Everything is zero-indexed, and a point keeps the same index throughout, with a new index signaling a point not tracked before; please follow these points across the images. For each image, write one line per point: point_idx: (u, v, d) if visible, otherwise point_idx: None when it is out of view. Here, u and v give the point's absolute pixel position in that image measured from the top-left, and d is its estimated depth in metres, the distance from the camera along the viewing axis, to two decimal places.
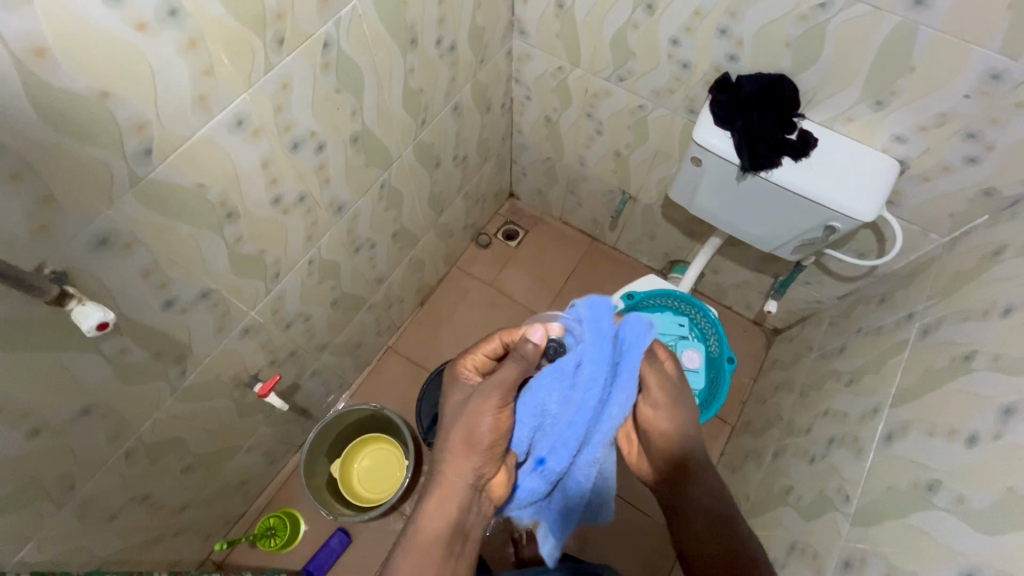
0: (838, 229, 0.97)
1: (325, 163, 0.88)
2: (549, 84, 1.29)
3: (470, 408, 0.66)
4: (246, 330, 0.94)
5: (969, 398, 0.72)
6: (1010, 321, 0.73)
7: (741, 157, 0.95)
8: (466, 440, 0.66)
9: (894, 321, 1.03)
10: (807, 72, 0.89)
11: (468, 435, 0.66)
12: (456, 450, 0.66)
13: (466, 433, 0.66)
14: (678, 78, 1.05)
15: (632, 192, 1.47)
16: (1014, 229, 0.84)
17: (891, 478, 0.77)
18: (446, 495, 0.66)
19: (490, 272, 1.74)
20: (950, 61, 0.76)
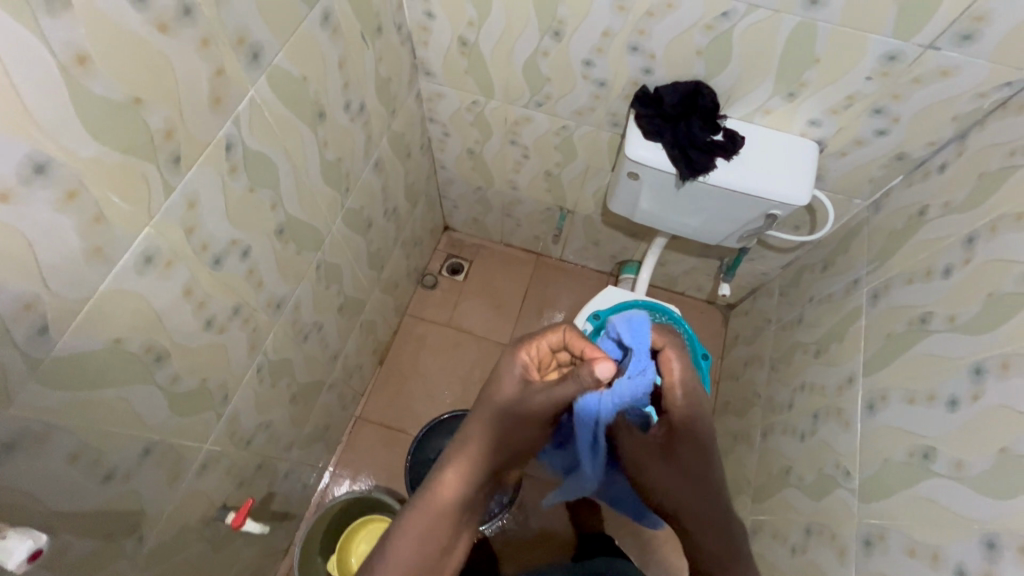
0: (778, 215, 1.00)
1: (253, 266, 0.79)
2: (466, 119, 1.25)
3: (518, 407, 0.68)
4: (204, 465, 0.83)
5: (938, 361, 0.76)
6: (955, 279, 0.78)
7: (677, 166, 0.95)
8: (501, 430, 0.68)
9: (843, 288, 1.08)
10: (721, 75, 0.91)
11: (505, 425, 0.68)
12: (483, 434, 0.68)
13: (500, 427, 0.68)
14: (597, 96, 1.04)
15: (569, 206, 1.46)
16: (932, 187, 0.90)
17: (886, 449, 0.80)
18: (469, 468, 0.67)
19: (444, 311, 1.68)
20: (851, 49, 0.80)
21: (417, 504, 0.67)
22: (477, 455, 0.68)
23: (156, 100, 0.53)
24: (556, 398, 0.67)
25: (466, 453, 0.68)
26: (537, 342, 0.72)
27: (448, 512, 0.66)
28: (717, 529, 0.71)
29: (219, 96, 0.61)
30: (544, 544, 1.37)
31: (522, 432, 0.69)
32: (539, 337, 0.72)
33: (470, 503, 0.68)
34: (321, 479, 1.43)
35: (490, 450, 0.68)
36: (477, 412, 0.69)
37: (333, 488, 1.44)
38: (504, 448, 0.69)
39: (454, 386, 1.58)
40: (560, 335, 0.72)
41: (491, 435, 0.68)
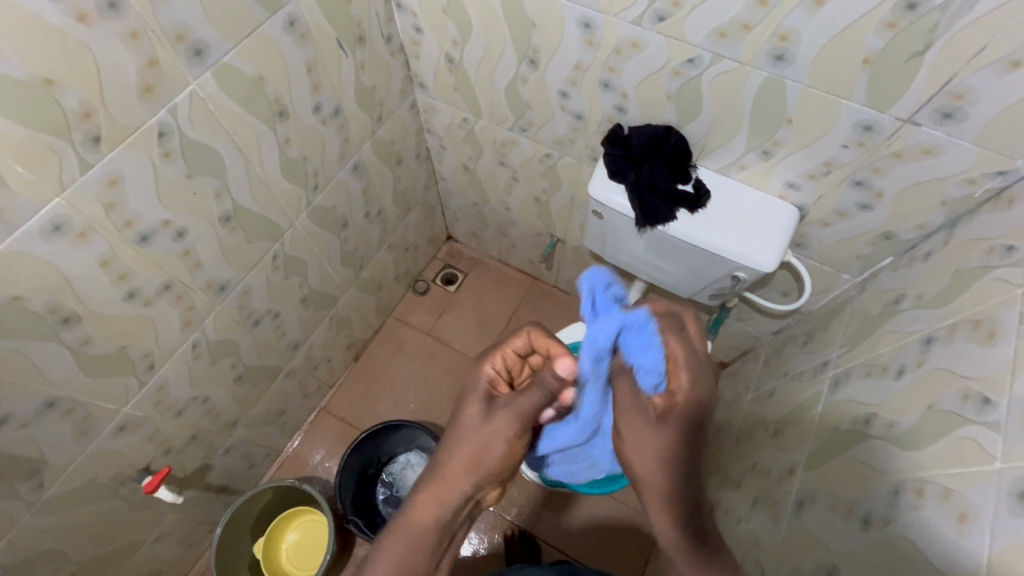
0: (743, 278, 0.94)
1: (191, 248, 0.83)
2: (459, 134, 1.26)
3: (490, 427, 0.66)
4: (120, 428, 0.87)
5: (866, 470, 0.67)
6: (906, 381, 0.68)
7: (635, 213, 0.92)
8: (475, 457, 0.66)
9: (813, 368, 0.98)
10: (692, 124, 0.86)
11: (478, 450, 0.66)
12: (461, 465, 0.66)
13: (474, 451, 0.66)
14: (575, 128, 1.02)
15: (559, 235, 1.43)
16: (913, 276, 0.80)
17: (798, 558, 0.72)
18: (447, 498, 0.67)
19: (428, 319, 1.69)
20: (823, 112, 0.74)
21: (394, 533, 0.66)
22: (455, 482, 0.67)
23: (70, 81, 0.57)
24: (522, 406, 0.66)
25: (443, 482, 0.67)
26: (502, 351, 0.69)
27: (421, 543, 0.65)
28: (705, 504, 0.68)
29: (150, 85, 0.65)
30: (488, 563, 1.33)
31: (497, 456, 0.66)
32: (500, 346, 0.69)
33: (449, 531, 0.68)
34: (275, 460, 1.46)
35: (467, 477, 0.67)
36: (450, 435, 0.68)
37: (285, 472, 1.47)
38: (484, 476, 0.67)
39: (421, 395, 1.58)
40: (526, 339, 0.69)
41: (466, 460, 0.66)
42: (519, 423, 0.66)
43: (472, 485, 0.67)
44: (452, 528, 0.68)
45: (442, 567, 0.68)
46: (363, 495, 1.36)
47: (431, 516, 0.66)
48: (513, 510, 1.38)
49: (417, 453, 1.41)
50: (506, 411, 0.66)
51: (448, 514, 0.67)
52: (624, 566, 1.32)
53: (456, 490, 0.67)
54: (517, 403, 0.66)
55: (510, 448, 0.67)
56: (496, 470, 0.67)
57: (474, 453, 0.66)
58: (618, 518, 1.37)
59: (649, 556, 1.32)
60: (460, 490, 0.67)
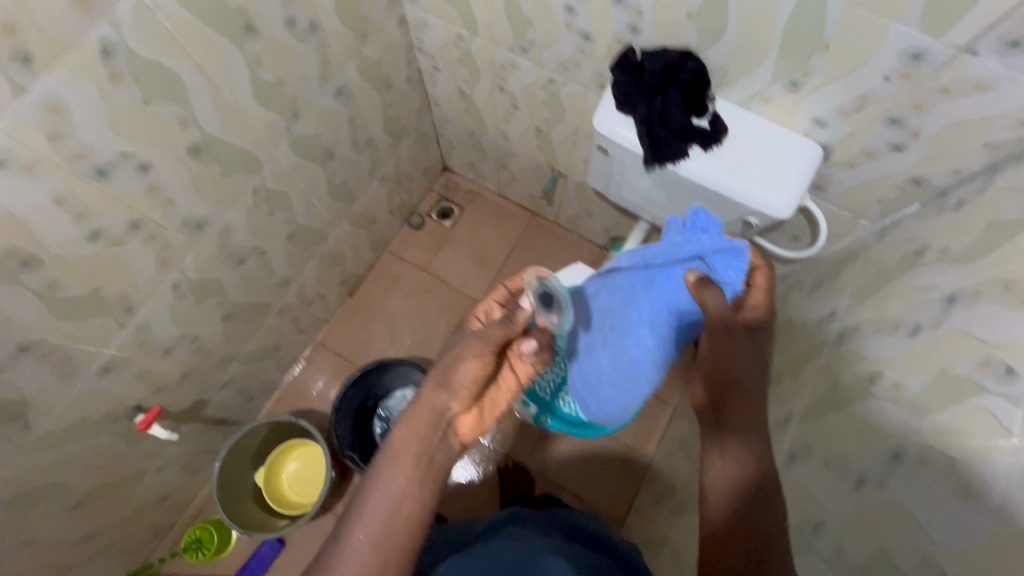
0: (755, 224, 0.88)
1: (158, 183, 0.76)
2: (454, 55, 1.14)
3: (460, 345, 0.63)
4: (105, 368, 0.85)
5: (867, 430, 0.65)
6: (919, 341, 0.65)
7: (643, 149, 0.84)
8: (443, 371, 0.62)
9: (818, 318, 0.95)
10: (715, 48, 0.77)
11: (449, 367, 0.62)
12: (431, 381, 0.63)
13: (445, 371, 0.63)
14: (582, 50, 0.91)
15: (560, 169, 1.34)
16: (939, 226, 0.74)
17: (788, 509, 0.72)
18: (423, 418, 0.63)
19: (424, 255, 1.64)
20: (867, 36, 0.65)
21: (381, 459, 0.62)
22: (428, 401, 0.63)
23: None
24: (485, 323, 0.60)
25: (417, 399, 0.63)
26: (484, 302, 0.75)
27: (396, 454, 0.61)
28: (754, 409, 0.63)
29: None
30: (483, 494, 1.37)
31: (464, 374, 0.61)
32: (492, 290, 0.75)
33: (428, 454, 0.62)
34: (273, 393, 1.48)
35: (436, 395, 0.63)
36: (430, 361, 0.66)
37: (283, 404, 1.49)
38: (455, 393, 0.62)
39: (417, 331, 1.56)
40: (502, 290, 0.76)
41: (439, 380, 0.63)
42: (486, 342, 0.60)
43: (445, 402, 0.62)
44: (429, 446, 0.63)
45: (422, 488, 0.61)
46: (358, 428, 1.37)
47: (406, 429, 0.62)
48: (507, 443, 1.40)
49: (413, 389, 1.40)
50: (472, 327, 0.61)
51: (425, 431, 0.62)
52: (612, 499, 1.36)
53: (429, 406, 0.63)
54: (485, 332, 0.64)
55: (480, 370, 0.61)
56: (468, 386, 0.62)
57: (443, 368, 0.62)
58: (608, 454, 1.39)
59: (638, 489, 1.36)
60: (432, 410, 0.62)
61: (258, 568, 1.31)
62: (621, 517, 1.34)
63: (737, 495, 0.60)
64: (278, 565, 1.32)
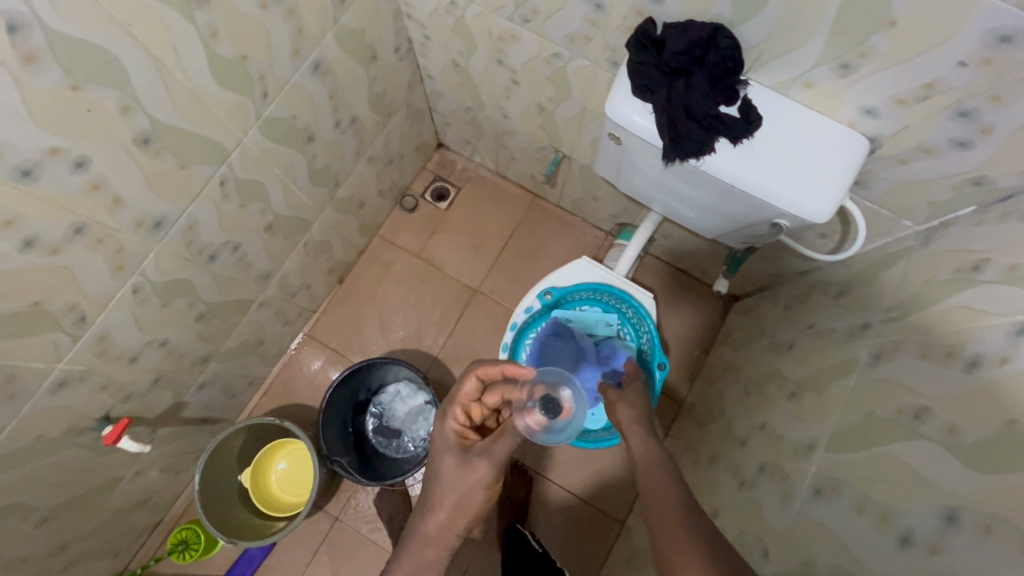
0: (786, 226, 0.78)
1: (102, 181, 0.66)
2: (446, 23, 1.01)
3: (467, 476, 0.66)
4: (59, 384, 0.77)
5: (912, 478, 0.57)
6: (978, 378, 0.56)
7: (663, 141, 0.73)
8: (456, 496, 0.66)
9: (846, 328, 0.85)
10: (753, 21, 0.65)
11: (460, 496, 0.66)
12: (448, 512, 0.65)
13: (456, 497, 0.66)
14: (593, 22, 0.79)
15: (565, 151, 1.22)
16: (1002, 237, 0.64)
17: (811, 552, 0.65)
18: (441, 541, 0.64)
19: (417, 240, 1.53)
20: (946, 14, 0.53)
21: (396, 572, 0.63)
22: (443, 527, 0.65)
23: None
24: (495, 453, 0.66)
25: (429, 526, 0.65)
26: (457, 405, 0.73)
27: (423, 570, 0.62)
28: (636, 410, 0.79)
29: None
30: None
31: (478, 495, 0.66)
32: (468, 375, 0.72)
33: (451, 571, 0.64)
34: (260, 387, 1.41)
35: (451, 523, 0.65)
36: (431, 486, 0.68)
37: (270, 398, 1.42)
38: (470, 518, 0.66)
39: (410, 322, 1.47)
40: (474, 380, 0.73)
41: (451, 507, 0.65)
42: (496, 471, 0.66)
43: (463, 526, 0.66)
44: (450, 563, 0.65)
45: None
46: (349, 425, 1.31)
47: (426, 553, 0.63)
48: None
49: (407, 384, 1.34)
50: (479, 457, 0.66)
51: (445, 551, 0.64)
52: (613, 499, 1.31)
53: (447, 532, 0.65)
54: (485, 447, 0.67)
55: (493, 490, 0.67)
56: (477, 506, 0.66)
57: (456, 497, 0.66)
58: (609, 454, 1.33)
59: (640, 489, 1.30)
60: (450, 537, 0.65)
61: (247, 569, 1.27)
62: (621, 518, 1.30)
63: (650, 462, 0.67)
64: (269, 564, 1.29)
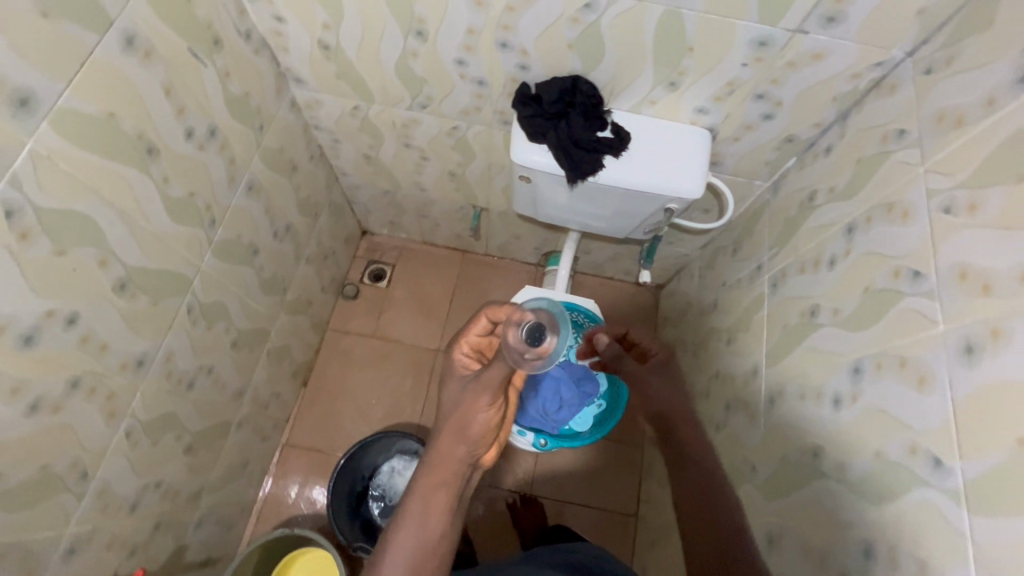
0: (676, 208, 0.97)
1: (91, 332, 0.70)
2: (352, 124, 1.16)
3: (467, 401, 0.71)
4: (70, 550, 0.76)
5: (825, 356, 0.74)
6: (839, 270, 0.76)
7: (563, 169, 0.91)
8: (458, 425, 0.70)
9: (748, 274, 1.05)
10: (600, 67, 0.86)
11: (461, 423, 0.70)
12: (450, 432, 0.70)
13: (459, 422, 0.70)
14: (479, 95, 0.98)
15: (481, 204, 1.38)
16: (820, 171, 0.87)
17: (783, 448, 0.79)
18: (448, 466, 0.69)
19: (369, 321, 1.61)
20: (721, 35, 0.76)
21: (408, 500, 0.66)
22: (449, 453, 0.69)
23: None
24: (488, 379, 0.71)
25: (437, 451, 0.69)
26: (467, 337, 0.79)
27: (435, 489, 0.67)
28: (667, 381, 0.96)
29: None
30: (504, 535, 1.36)
31: (479, 424, 0.70)
32: (479, 316, 0.78)
33: (458, 494, 0.68)
34: (251, 511, 1.37)
35: (457, 449, 0.69)
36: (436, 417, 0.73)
37: (265, 520, 1.39)
38: (474, 441, 0.70)
39: (384, 399, 1.52)
40: (484, 320, 0.79)
41: (455, 435, 0.70)
42: (492, 394, 0.71)
43: (468, 452, 0.70)
44: (460, 491, 0.70)
45: (452, 530, 0.67)
46: (357, 517, 1.31)
47: (434, 477, 0.68)
48: (509, 479, 1.41)
49: (400, 457, 1.36)
50: (476, 384, 0.72)
51: (454, 479, 0.69)
52: (620, 496, 1.40)
53: (454, 460, 0.69)
54: (483, 376, 0.72)
55: (494, 417, 0.71)
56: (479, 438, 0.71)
57: (457, 423, 0.70)
58: (603, 457, 1.43)
59: (640, 478, 1.41)
60: (455, 463, 0.69)
61: None
62: (633, 510, 1.39)
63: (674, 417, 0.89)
64: None
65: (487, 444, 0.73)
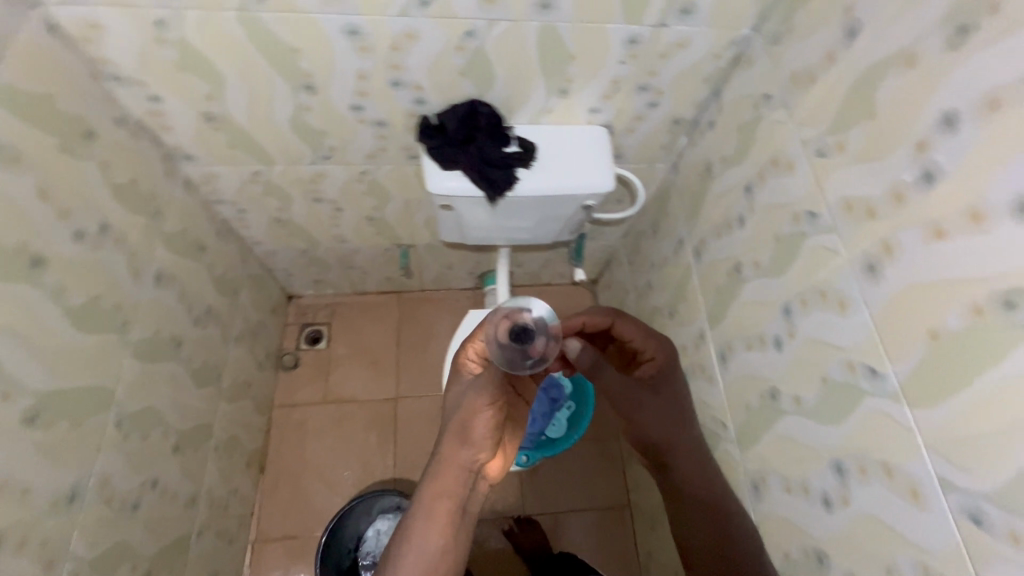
0: (593, 204, 1.02)
1: (6, 477, 0.62)
2: (256, 190, 1.11)
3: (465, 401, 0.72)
4: None
5: (759, 305, 0.81)
6: (749, 226, 0.83)
7: (480, 190, 0.94)
8: (460, 428, 0.71)
9: (671, 249, 1.12)
10: (493, 88, 0.89)
11: (461, 424, 0.71)
12: (450, 441, 0.72)
13: (460, 423, 0.72)
14: (382, 136, 0.98)
15: (406, 242, 1.37)
16: (710, 143, 0.95)
17: (744, 398, 0.85)
18: (449, 471, 0.71)
19: (316, 387, 1.53)
20: (596, 39, 0.82)
21: (416, 507, 0.71)
22: (451, 455, 0.71)
23: None
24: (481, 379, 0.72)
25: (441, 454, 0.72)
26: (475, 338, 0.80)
27: (438, 496, 0.70)
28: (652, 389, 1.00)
29: None
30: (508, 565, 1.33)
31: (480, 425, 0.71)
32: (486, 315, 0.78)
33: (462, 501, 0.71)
34: None
35: (459, 452, 0.71)
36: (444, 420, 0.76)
37: None
38: (475, 447, 0.71)
39: (351, 462, 1.45)
40: None
41: (456, 436, 0.72)
42: (489, 393, 0.71)
43: (469, 455, 0.71)
44: (464, 498, 0.72)
45: (454, 539, 0.70)
46: None
47: (437, 484, 0.71)
48: (500, 506, 1.39)
49: (383, 517, 1.28)
50: (475, 384, 0.73)
51: (455, 486, 0.71)
52: (610, 491, 1.42)
53: (456, 465, 0.71)
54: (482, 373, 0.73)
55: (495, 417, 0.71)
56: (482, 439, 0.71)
57: (458, 424, 0.71)
58: (584, 457, 1.45)
59: (624, 468, 1.44)
60: (456, 467, 0.71)
61: None
62: (625, 501, 1.41)
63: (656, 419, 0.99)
64: None
65: (494, 446, 0.73)
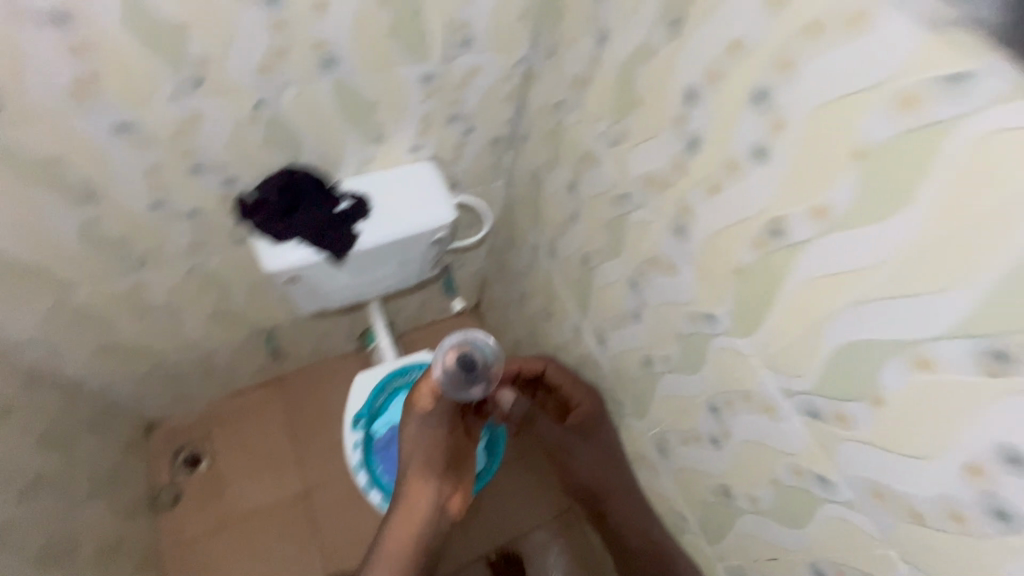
0: (443, 236, 1.02)
1: None
2: (64, 322, 0.96)
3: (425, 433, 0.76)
4: None
5: (612, 286, 0.87)
6: (583, 219, 0.90)
7: (321, 254, 0.90)
8: (423, 462, 0.74)
9: (530, 257, 1.17)
10: (305, 150, 0.88)
11: (425, 457, 0.75)
12: (417, 478, 0.73)
13: (423, 456, 0.75)
14: (198, 225, 0.91)
15: (268, 326, 1.27)
16: (530, 154, 1.02)
17: (628, 373, 0.91)
18: (417, 507, 0.72)
19: (207, 515, 1.34)
20: (392, 83, 0.85)
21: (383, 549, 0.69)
22: (416, 491, 0.73)
23: None
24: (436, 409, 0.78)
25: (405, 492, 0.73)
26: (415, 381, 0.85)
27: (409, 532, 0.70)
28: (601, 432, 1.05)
29: None
30: None
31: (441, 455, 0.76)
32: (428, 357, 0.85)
33: (430, 537, 0.71)
34: None
35: (424, 487, 0.73)
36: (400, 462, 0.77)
37: None
38: (439, 482, 0.74)
39: None
40: None
41: (419, 471, 0.74)
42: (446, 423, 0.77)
43: (436, 489, 0.74)
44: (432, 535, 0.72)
45: None
46: None
47: (405, 521, 0.71)
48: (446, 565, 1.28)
49: None
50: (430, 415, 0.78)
51: (423, 522, 0.71)
52: (550, 500, 1.35)
53: (422, 499, 0.73)
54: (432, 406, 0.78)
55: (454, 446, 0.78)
56: (445, 471, 0.76)
57: (421, 458, 0.74)
58: (515, 477, 1.38)
59: (555, 472, 1.37)
60: (423, 502, 0.72)
61: None
62: (568, 504, 1.35)
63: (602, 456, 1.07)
64: None
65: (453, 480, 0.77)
